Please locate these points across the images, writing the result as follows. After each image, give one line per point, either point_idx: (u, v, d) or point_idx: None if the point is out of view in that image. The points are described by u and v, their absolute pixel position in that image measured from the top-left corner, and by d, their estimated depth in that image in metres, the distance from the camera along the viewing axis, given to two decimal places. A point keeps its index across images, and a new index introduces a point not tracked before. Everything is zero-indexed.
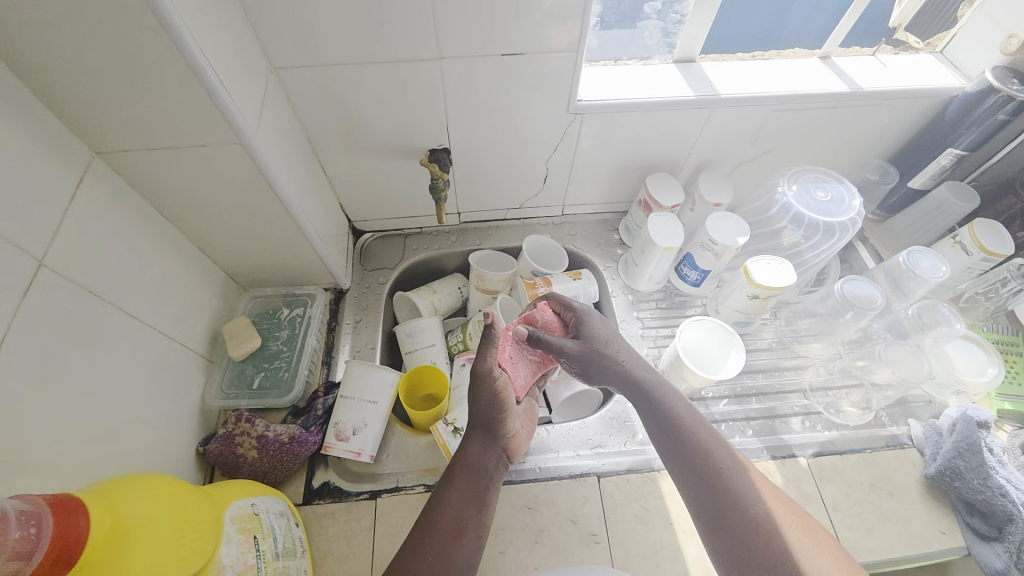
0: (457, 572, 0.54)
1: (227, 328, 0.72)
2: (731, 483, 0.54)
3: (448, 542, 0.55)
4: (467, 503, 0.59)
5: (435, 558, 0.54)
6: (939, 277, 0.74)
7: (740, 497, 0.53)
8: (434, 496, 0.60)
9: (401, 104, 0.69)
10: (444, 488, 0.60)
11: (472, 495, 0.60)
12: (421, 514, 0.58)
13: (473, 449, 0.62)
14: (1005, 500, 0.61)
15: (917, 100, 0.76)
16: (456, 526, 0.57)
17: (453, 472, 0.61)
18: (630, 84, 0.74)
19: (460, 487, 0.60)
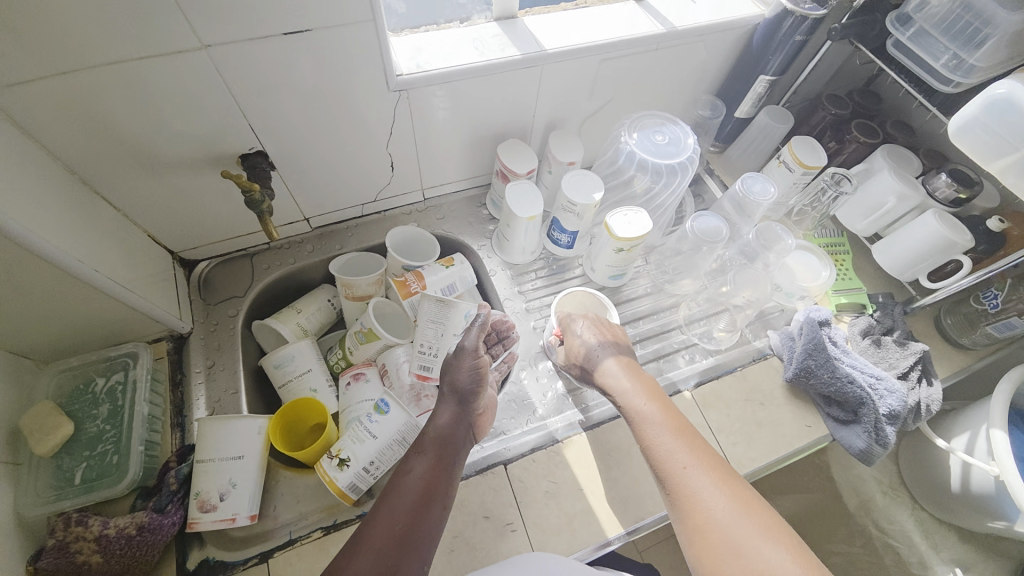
0: (426, 543, 0.49)
1: (24, 421, 0.58)
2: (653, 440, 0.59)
3: (417, 506, 0.51)
4: (438, 471, 0.56)
5: (402, 525, 0.49)
6: (768, 200, 0.79)
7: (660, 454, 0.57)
8: (403, 467, 0.56)
9: (183, 108, 0.58)
10: (415, 458, 0.57)
11: (440, 465, 0.56)
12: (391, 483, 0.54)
13: (446, 422, 0.61)
14: (853, 386, 0.70)
15: (728, 32, 0.80)
16: (426, 491, 0.53)
17: (423, 442, 0.59)
18: (454, 48, 0.69)
19: (429, 459, 0.57)
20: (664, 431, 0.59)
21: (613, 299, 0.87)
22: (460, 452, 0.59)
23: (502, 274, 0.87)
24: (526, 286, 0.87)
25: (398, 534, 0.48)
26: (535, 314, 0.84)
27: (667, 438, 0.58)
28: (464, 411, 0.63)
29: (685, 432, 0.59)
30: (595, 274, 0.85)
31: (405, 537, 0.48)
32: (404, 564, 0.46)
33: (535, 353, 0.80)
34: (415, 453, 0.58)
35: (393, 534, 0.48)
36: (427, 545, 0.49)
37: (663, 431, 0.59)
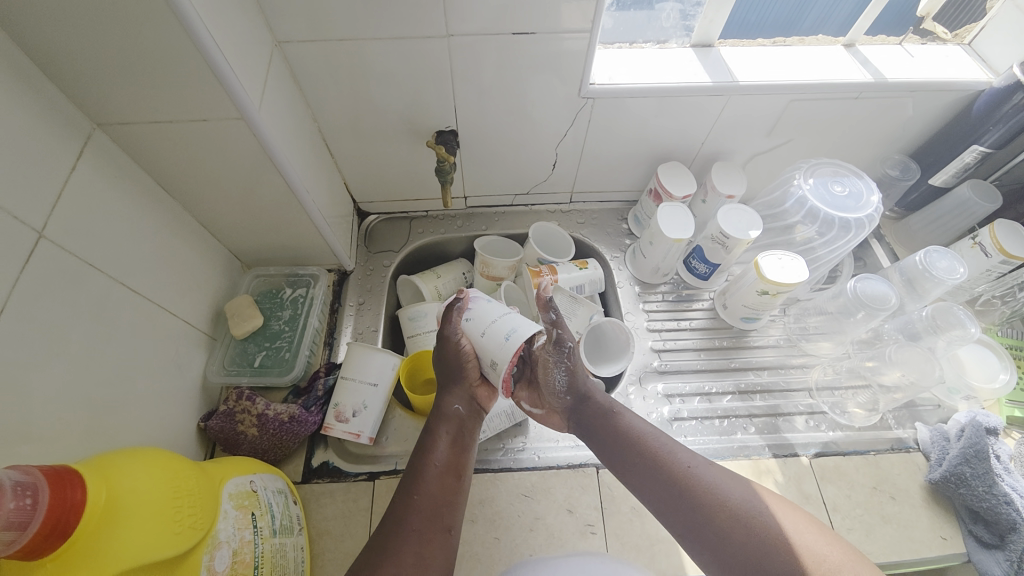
0: (447, 514, 0.54)
1: (229, 306, 0.73)
2: (698, 483, 0.52)
3: (436, 489, 0.55)
4: (453, 453, 0.59)
5: (429, 505, 0.54)
6: (956, 279, 0.72)
7: (712, 498, 0.51)
8: (420, 448, 0.59)
9: (411, 83, 0.68)
10: (430, 441, 0.59)
11: (456, 444, 0.60)
12: (411, 467, 0.57)
13: (450, 407, 0.62)
14: (1010, 509, 0.60)
15: (943, 93, 0.74)
16: (445, 472, 0.57)
17: (433, 425, 0.61)
18: (647, 68, 0.72)
19: (445, 440, 0.60)
20: (704, 469, 0.53)
21: (739, 342, 0.83)
22: (469, 433, 0.62)
23: (629, 289, 0.88)
24: (650, 306, 0.87)
25: (421, 510, 0.54)
26: (653, 335, 0.84)
27: (710, 476, 0.52)
28: (464, 388, 0.63)
29: (715, 465, 0.55)
30: (727, 313, 0.83)
31: (430, 513, 0.54)
32: (434, 538, 0.52)
33: (646, 372, 0.80)
34: (427, 435, 0.60)
35: (422, 511, 0.53)
36: (452, 515, 0.55)
37: (707, 471, 0.53)
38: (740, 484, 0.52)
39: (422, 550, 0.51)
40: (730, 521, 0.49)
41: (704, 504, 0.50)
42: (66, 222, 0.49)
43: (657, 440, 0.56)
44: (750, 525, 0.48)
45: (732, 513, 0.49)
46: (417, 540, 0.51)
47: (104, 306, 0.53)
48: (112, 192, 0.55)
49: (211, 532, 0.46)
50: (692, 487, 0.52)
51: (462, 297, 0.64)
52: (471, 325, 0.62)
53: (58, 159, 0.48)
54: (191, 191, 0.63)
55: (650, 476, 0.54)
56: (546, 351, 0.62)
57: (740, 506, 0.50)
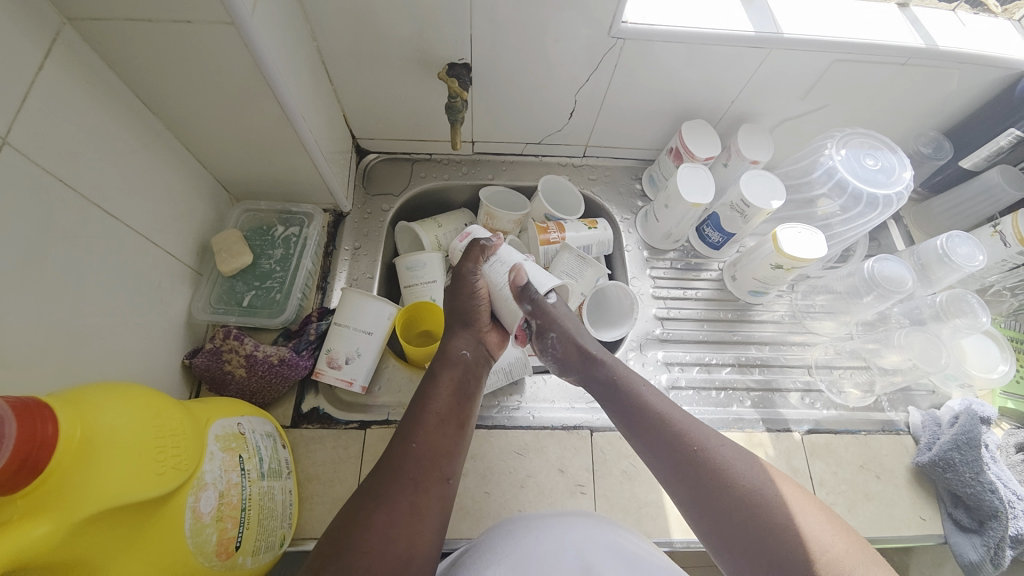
0: (442, 465, 0.53)
1: (216, 241, 0.68)
2: (713, 461, 0.51)
3: (434, 437, 0.54)
4: (455, 402, 0.57)
5: (426, 454, 0.53)
6: (974, 267, 0.70)
7: (722, 476, 0.50)
8: (420, 394, 0.58)
9: (424, 4, 0.61)
10: (432, 387, 0.58)
11: (459, 391, 0.58)
12: (410, 413, 0.56)
13: (456, 350, 0.61)
14: (993, 496, 0.61)
15: (994, 68, 0.69)
16: (446, 421, 0.55)
17: (437, 370, 0.59)
18: (685, 11, 0.66)
19: (448, 387, 0.58)
20: (717, 445, 0.52)
21: (743, 315, 0.82)
22: (475, 379, 0.60)
23: (636, 253, 0.85)
24: (656, 272, 0.84)
25: (420, 459, 0.52)
26: (658, 302, 0.81)
27: (723, 453, 0.51)
28: (473, 333, 0.63)
29: (730, 442, 0.53)
30: (736, 285, 0.81)
31: (427, 462, 0.52)
32: (429, 488, 0.51)
33: (647, 339, 0.78)
34: (430, 379, 0.59)
35: (420, 461, 0.52)
36: (451, 466, 0.54)
37: (720, 451, 0.52)
38: (756, 467, 0.51)
39: (417, 499, 0.50)
40: (742, 502, 0.48)
41: (716, 482, 0.49)
42: (33, 130, 0.43)
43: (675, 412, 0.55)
44: (764, 510, 0.47)
45: (744, 493, 0.48)
46: (412, 489, 0.50)
47: (79, 228, 0.49)
48: (85, 101, 0.49)
49: (197, 473, 0.44)
50: (706, 464, 0.51)
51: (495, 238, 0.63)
52: (502, 257, 0.62)
53: (23, 55, 0.42)
54: (175, 107, 0.57)
55: (662, 446, 0.53)
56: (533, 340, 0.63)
57: (749, 485, 0.49)
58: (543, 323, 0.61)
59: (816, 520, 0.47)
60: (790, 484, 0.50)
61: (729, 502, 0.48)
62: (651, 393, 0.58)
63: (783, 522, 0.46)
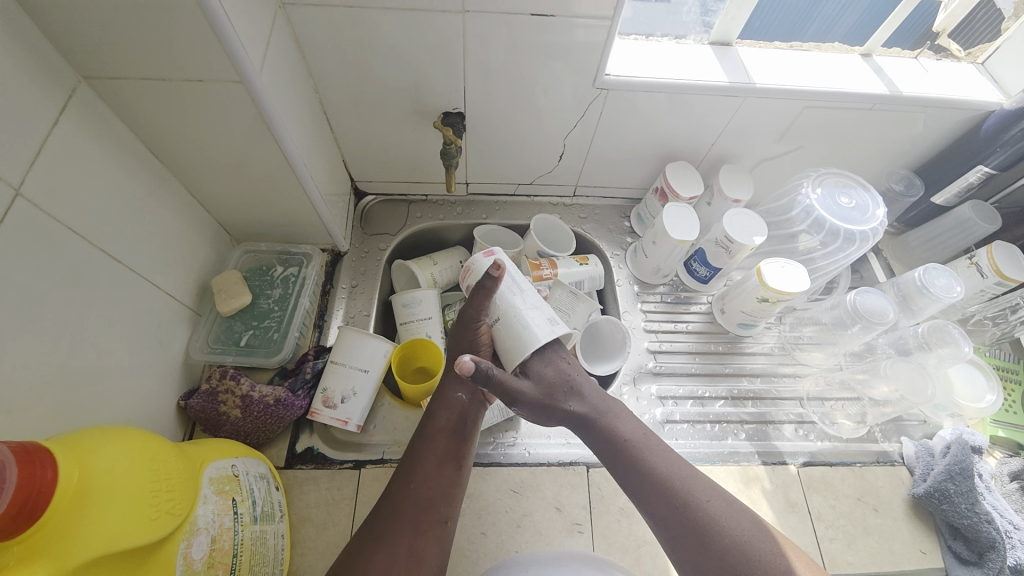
0: (442, 506, 0.53)
1: (216, 282, 0.70)
2: (713, 514, 0.52)
3: (434, 477, 0.54)
4: (452, 444, 0.57)
5: (425, 495, 0.53)
6: (952, 298, 0.73)
7: (721, 534, 0.51)
8: (418, 437, 0.57)
9: (420, 58, 0.65)
10: (430, 429, 0.57)
11: (456, 433, 0.57)
12: (411, 453, 0.56)
13: (454, 394, 0.59)
14: (990, 527, 0.61)
15: (955, 111, 0.74)
16: (444, 462, 0.55)
17: (433, 411, 0.59)
18: (662, 63, 0.71)
19: (444, 428, 0.57)
20: (714, 499, 0.54)
21: (734, 347, 0.83)
22: (471, 421, 0.59)
23: (627, 288, 0.88)
24: (647, 306, 0.86)
25: (417, 502, 0.52)
26: (650, 336, 0.83)
27: (721, 509, 0.53)
28: (471, 377, 0.60)
29: (726, 494, 0.55)
30: (725, 317, 0.83)
31: (426, 505, 0.52)
32: (428, 531, 0.51)
33: (641, 373, 0.79)
34: (428, 422, 0.58)
35: (418, 504, 0.52)
36: (448, 508, 0.53)
37: (715, 504, 0.53)
38: (752, 520, 0.53)
39: (415, 543, 0.50)
40: (740, 558, 0.50)
41: (712, 535, 0.51)
42: (45, 181, 0.46)
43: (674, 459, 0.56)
44: (758, 563, 0.50)
45: (740, 549, 0.50)
46: (410, 530, 0.50)
47: (82, 272, 0.50)
48: (97, 153, 0.51)
49: (190, 517, 0.43)
50: (705, 517, 0.52)
51: (495, 274, 0.56)
52: (503, 308, 0.57)
53: (41, 111, 0.45)
54: (184, 158, 0.60)
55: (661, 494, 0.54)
56: (577, 335, 0.61)
57: (746, 542, 0.51)
58: None
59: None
60: (779, 535, 0.53)
61: (727, 556, 0.50)
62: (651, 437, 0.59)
63: (777, 575, 0.49)
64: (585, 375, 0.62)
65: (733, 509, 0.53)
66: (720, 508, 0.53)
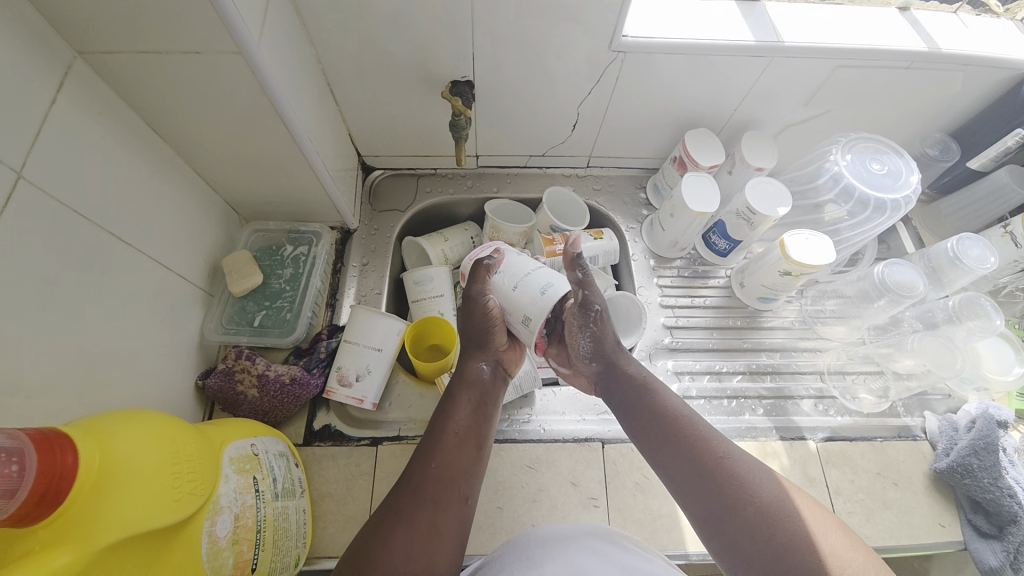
0: (462, 482, 0.53)
1: (227, 261, 0.69)
2: (730, 474, 0.50)
3: (455, 455, 0.54)
4: (472, 421, 0.57)
5: (446, 471, 0.52)
6: (986, 269, 0.69)
7: (739, 490, 0.48)
8: (440, 416, 0.58)
9: (426, 23, 0.62)
10: (450, 407, 0.58)
11: (477, 412, 0.58)
12: (431, 431, 0.56)
13: (473, 369, 0.61)
14: (1012, 501, 0.60)
15: (999, 69, 0.69)
16: (466, 440, 0.55)
17: (454, 390, 0.60)
18: (683, 22, 0.66)
19: (466, 407, 0.58)
20: (735, 459, 0.51)
21: (752, 322, 0.81)
22: (492, 399, 0.61)
23: (643, 262, 0.85)
24: (663, 281, 0.84)
25: (439, 477, 0.52)
26: (666, 311, 0.81)
27: (742, 468, 0.50)
28: (490, 352, 0.63)
29: (748, 457, 0.52)
30: (744, 291, 0.80)
31: (447, 480, 0.52)
32: (449, 505, 0.51)
33: (656, 349, 0.78)
34: (449, 400, 0.59)
35: (440, 478, 0.52)
36: (468, 485, 0.53)
37: (737, 463, 0.50)
38: (776, 481, 0.49)
39: (436, 518, 0.49)
40: (761, 518, 0.46)
41: (730, 493, 0.48)
42: (46, 163, 0.44)
43: (695, 423, 0.54)
44: (783, 524, 0.46)
45: (762, 505, 0.47)
46: (432, 507, 0.50)
47: (93, 255, 0.49)
48: (98, 132, 0.50)
49: (212, 497, 0.44)
50: (723, 477, 0.49)
51: (496, 255, 0.62)
52: (499, 284, 0.60)
53: (37, 89, 0.43)
54: (187, 134, 0.58)
55: (680, 456, 0.52)
56: (573, 314, 0.63)
57: (769, 500, 0.47)
58: (587, 293, 0.63)
59: (832, 532, 0.46)
60: (809, 501, 0.49)
61: (745, 514, 0.47)
62: (668, 408, 0.56)
63: (801, 537, 0.45)
64: (588, 353, 0.64)
65: (755, 469, 0.50)
66: (741, 466, 0.50)
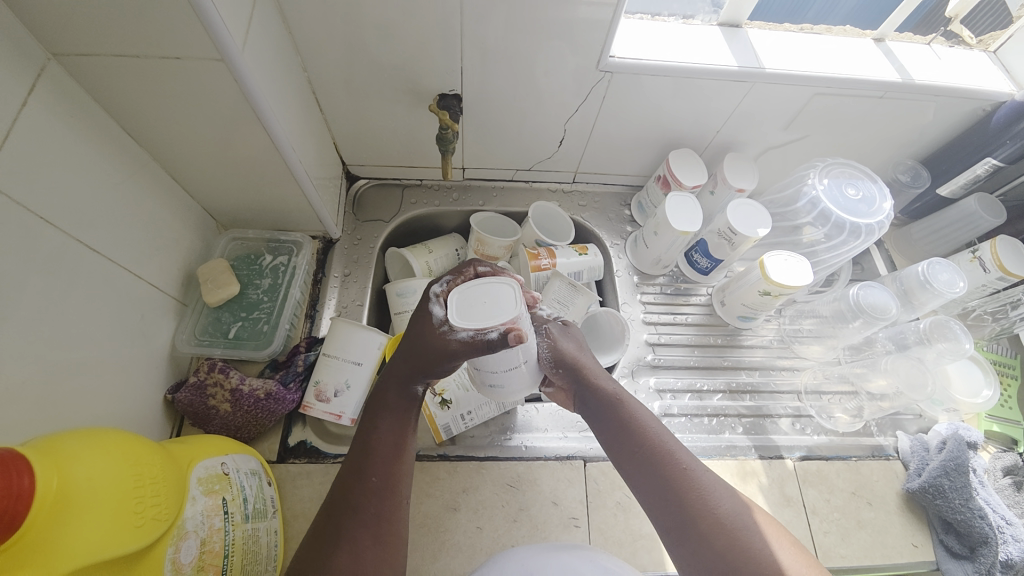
0: (399, 491, 0.51)
1: (202, 270, 0.67)
2: (691, 485, 0.49)
3: (388, 468, 0.51)
4: (395, 432, 0.54)
5: (382, 486, 0.50)
6: (956, 293, 0.72)
7: (701, 502, 0.48)
8: (363, 431, 0.54)
9: (416, 35, 0.61)
10: (376, 423, 0.54)
11: (406, 419, 0.55)
12: (355, 449, 0.52)
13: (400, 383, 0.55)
14: (983, 522, 0.61)
15: (968, 101, 0.72)
16: (394, 456, 0.52)
17: (379, 403, 0.55)
18: (669, 45, 0.67)
19: (393, 419, 0.54)
20: (701, 469, 0.51)
21: (732, 340, 0.83)
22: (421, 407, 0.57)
23: (626, 278, 0.86)
24: (646, 297, 0.84)
25: (373, 492, 0.50)
26: (648, 328, 0.82)
27: (705, 480, 0.50)
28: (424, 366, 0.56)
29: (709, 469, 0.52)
30: (725, 309, 0.82)
31: (385, 494, 0.50)
32: (390, 518, 0.49)
33: (639, 366, 0.78)
34: (373, 415, 0.54)
35: (372, 494, 0.50)
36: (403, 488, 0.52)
37: (702, 473, 0.51)
38: (734, 496, 0.50)
39: (379, 531, 0.48)
40: (717, 529, 0.47)
41: (692, 502, 0.48)
42: (14, 167, 0.42)
43: (656, 432, 0.54)
44: (741, 540, 0.46)
45: (722, 519, 0.47)
46: (371, 523, 0.48)
47: (60, 264, 0.47)
48: (70, 135, 0.48)
49: (177, 521, 0.42)
50: (684, 488, 0.49)
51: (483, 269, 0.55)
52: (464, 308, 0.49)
53: (7, 90, 0.41)
54: (165, 140, 0.57)
55: (644, 470, 0.52)
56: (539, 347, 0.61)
57: (729, 516, 0.48)
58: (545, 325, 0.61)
59: (786, 547, 0.47)
60: (764, 515, 0.50)
61: (704, 526, 0.47)
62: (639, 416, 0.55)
63: (756, 551, 0.46)
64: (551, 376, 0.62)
65: (718, 482, 0.51)
66: (702, 477, 0.50)
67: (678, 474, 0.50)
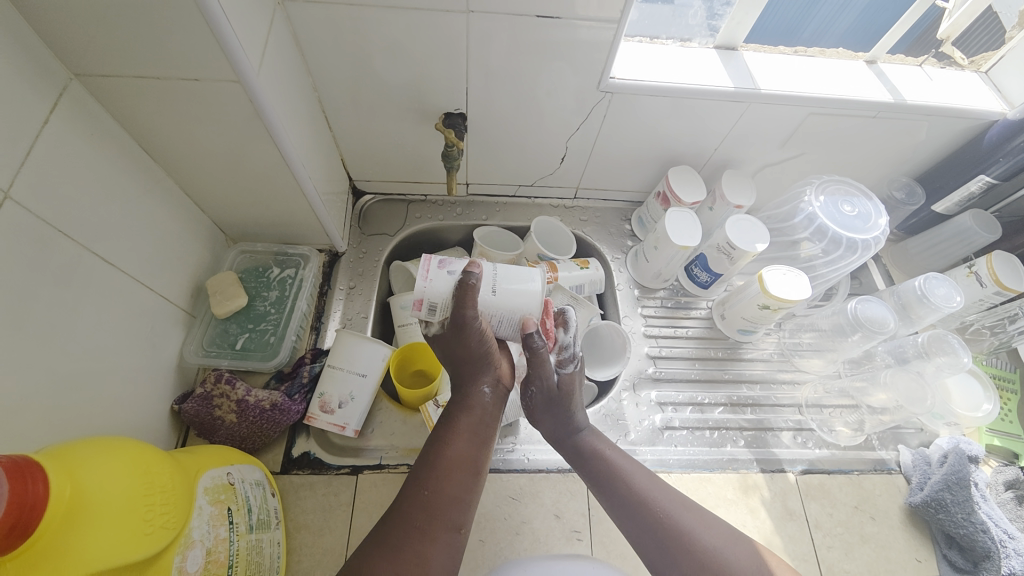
0: (450, 510, 0.50)
1: (211, 283, 0.68)
2: (674, 526, 0.52)
3: (447, 482, 0.51)
4: (473, 447, 0.55)
5: (436, 499, 0.50)
6: (952, 307, 0.73)
7: (686, 540, 0.51)
8: (434, 440, 0.55)
9: (422, 58, 0.64)
10: (449, 434, 0.55)
11: (476, 437, 0.56)
12: (424, 456, 0.54)
13: (472, 394, 0.58)
14: (985, 537, 0.61)
15: (960, 120, 0.74)
16: (452, 468, 0.52)
17: (452, 416, 0.57)
18: (668, 67, 0.70)
19: (465, 435, 0.55)
20: (685, 508, 0.54)
21: (733, 353, 0.83)
22: (491, 424, 0.58)
23: (627, 291, 0.87)
24: (647, 311, 0.85)
25: (428, 507, 0.49)
26: (650, 341, 0.83)
27: (686, 520, 0.53)
28: (491, 372, 0.59)
29: (694, 507, 0.55)
30: (725, 323, 0.83)
31: (436, 508, 0.50)
32: (437, 536, 0.48)
33: (640, 379, 0.78)
34: (446, 426, 0.56)
35: (428, 506, 0.50)
36: (461, 514, 0.51)
37: (688, 513, 0.53)
38: (717, 532, 0.52)
39: (424, 549, 0.47)
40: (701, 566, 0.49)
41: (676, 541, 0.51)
42: (34, 183, 0.44)
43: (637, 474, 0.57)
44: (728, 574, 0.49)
45: (706, 556, 0.50)
46: (418, 537, 0.47)
47: (73, 277, 0.49)
48: (89, 152, 0.50)
49: (185, 530, 0.43)
50: (666, 528, 0.52)
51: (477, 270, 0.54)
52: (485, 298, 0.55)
53: (30, 109, 0.43)
54: (179, 156, 0.59)
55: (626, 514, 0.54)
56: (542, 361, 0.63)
57: (712, 550, 0.50)
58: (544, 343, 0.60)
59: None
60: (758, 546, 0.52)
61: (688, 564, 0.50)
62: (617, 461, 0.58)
63: None
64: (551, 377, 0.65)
65: (705, 520, 0.53)
66: (686, 516, 0.53)
67: (660, 516, 0.53)
